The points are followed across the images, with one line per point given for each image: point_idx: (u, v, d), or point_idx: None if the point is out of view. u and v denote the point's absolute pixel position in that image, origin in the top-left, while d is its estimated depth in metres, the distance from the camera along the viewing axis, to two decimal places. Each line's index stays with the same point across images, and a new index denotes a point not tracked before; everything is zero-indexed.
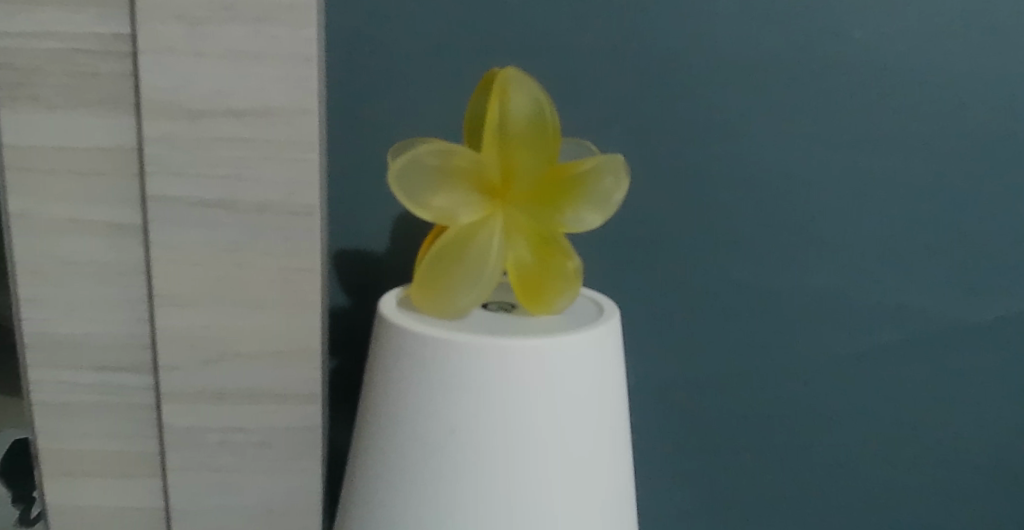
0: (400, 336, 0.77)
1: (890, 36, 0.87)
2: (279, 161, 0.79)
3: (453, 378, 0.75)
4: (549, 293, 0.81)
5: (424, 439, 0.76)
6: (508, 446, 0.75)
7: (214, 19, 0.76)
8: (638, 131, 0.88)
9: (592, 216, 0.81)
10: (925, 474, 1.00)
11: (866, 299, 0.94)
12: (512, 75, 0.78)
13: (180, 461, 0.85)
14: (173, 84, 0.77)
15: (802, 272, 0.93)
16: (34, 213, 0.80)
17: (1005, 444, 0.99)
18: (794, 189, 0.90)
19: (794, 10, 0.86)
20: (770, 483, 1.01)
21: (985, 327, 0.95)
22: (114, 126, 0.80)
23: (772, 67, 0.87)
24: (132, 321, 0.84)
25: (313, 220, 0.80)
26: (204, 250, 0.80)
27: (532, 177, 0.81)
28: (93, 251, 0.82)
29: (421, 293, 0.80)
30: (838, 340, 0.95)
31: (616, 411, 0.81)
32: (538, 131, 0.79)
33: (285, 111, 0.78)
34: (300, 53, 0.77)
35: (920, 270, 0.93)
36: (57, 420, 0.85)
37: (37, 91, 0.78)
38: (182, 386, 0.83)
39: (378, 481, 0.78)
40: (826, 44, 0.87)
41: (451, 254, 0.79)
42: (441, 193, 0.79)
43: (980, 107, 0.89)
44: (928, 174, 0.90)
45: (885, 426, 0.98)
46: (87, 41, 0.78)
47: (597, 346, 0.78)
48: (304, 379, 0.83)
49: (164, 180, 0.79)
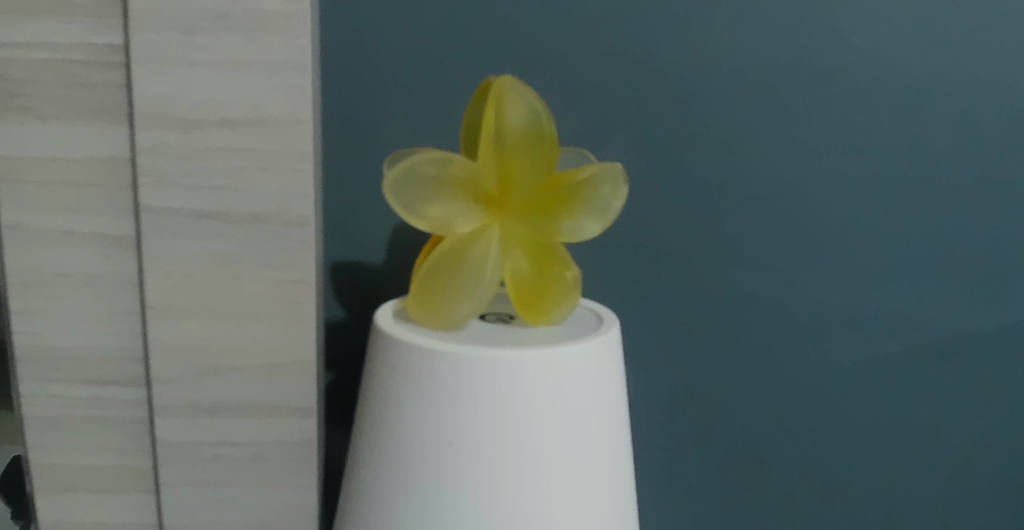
0: (396, 347, 0.76)
1: (875, 44, 0.92)
2: (273, 171, 0.79)
3: (450, 391, 0.74)
4: (548, 304, 0.79)
5: (422, 451, 0.75)
6: (508, 460, 0.74)
7: (208, 28, 0.75)
8: (635, 142, 0.94)
9: (592, 225, 0.79)
10: (911, 463, 1.04)
11: (854, 299, 0.99)
12: (509, 83, 0.76)
13: (173, 475, 0.85)
14: (165, 94, 0.77)
15: (806, 285, 0.98)
16: (32, 224, 0.80)
17: (988, 433, 1.04)
18: (785, 191, 0.95)
19: (784, 22, 0.91)
20: (764, 476, 1.05)
21: (967, 323, 1.00)
22: (108, 136, 0.79)
23: (764, 77, 0.93)
24: (126, 334, 0.84)
25: (308, 231, 0.80)
26: (199, 263, 0.80)
27: (530, 186, 0.79)
28: (88, 263, 0.82)
29: (418, 305, 0.78)
30: (828, 336, 1.00)
31: (618, 423, 0.80)
32: (534, 140, 0.78)
33: (279, 121, 0.78)
34: (295, 62, 0.76)
35: (906, 270, 0.98)
36: (51, 435, 0.86)
37: (31, 102, 0.78)
38: (176, 399, 0.83)
39: (376, 495, 0.77)
40: (816, 53, 0.92)
41: (448, 265, 0.78)
42: (438, 202, 0.77)
43: (961, 111, 0.94)
44: (912, 177, 0.96)
45: (873, 418, 1.03)
46: (80, 51, 0.77)
47: (598, 357, 0.77)
48: (300, 390, 0.84)
49: (158, 191, 0.79)
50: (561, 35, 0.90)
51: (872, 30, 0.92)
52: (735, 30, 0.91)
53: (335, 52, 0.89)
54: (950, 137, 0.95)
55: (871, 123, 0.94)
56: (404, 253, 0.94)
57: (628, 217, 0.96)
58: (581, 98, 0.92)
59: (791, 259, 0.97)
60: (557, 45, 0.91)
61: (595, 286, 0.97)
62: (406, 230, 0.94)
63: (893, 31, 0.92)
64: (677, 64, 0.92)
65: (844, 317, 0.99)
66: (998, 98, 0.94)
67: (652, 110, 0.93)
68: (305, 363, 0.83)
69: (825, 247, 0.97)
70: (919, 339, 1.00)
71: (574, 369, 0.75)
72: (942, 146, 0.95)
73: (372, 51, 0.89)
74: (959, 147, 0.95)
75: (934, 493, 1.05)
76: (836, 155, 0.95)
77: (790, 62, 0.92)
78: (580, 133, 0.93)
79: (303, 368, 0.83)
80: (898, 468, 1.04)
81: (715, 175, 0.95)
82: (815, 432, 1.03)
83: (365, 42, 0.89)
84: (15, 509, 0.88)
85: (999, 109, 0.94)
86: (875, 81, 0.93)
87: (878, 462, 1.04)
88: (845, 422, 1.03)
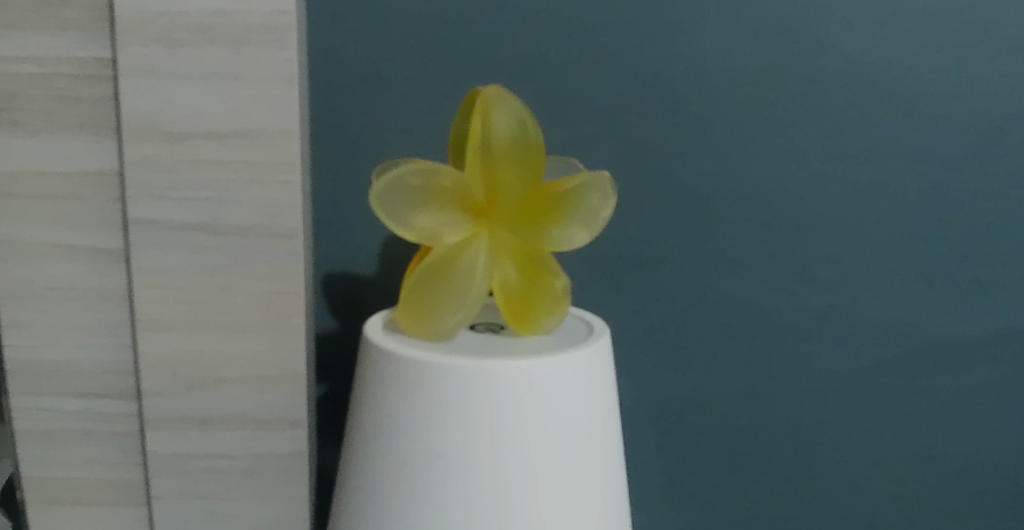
0: (385, 358, 0.76)
1: (865, 49, 0.92)
2: (261, 183, 0.79)
3: (439, 403, 0.73)
4: (537, 313, 0.79)
5: (411, 463, 0.75)
6: (497, 471, 0.74)
7: (193, 41, 0.75)
8: (625, 150, 0.93)
9: (580, 234, 0.79)
10: (906, 467, 1.04)
11: (846, 304, 0.98)
12: (495, 93, 0.76)
13: (163, 488, 0.85)
14: (153, 107, 0.77)
15: (798, 291, 0.98)
16: (21, 238, 0.80)
17: (981, 436, 1.03)
18: (776, 196, 0.95)
19: (773, 29, 0.91)
20: (758, 483, 1.04)
21: (960, 328, 1.00)
22: (96, 149, 0.79)
23: (752, 83, 0.92)
24: (116, 346, 0.84)
25: (296, 242, 0.80)
26: (188, 276, 0.80)
27: (518, 196, 0.79)
28: (77, 276, 0.82)
29: (407, 316, 0.78)
30: (821, 340, 0.99)
31: (609, 432, 0.80)
32: (521, 150, 0.78)
33: (266, 133, 0.78)
34: (281, 74, 0.76)
35: (898, 275, 0.98)
36: (42, 448, 0.86)
37: (17, 116, 0.78)
38: (166, 411, 0.83)
39: (366, 507, 0.77)
40: (805, 59, 0.92)
41: (437, 275, 0.77)
42: (425, 213, 0.77)
43: (951, 115, 0.94)
44: (902, 180, 0.95)
45: (868, 422, 1.02)
46: (68, 65, 0.77)
47: (588, 366, 0.77)
48: (289, 402, 0.84)
49: (147, 203, 0.79)
50: (548, 44, 0.90)
51: (861, 33, 0.92)
52: (724, 38, 0.91)
53: (323, 63, 0.89)
54: (941, 141, 0.94)
55: (861, 127, 0.94)
56: (394, 263, 0.94)
57: (618, 225, 0.95)
58: (571, 106, 0.92)
59: (783, 264, 0.97)
60: (544, 54, 0.91)
61: (586, 294, 0.97)
62: (396, 240, 0.94)
63: (881, 35, 0.92)
64: (665, 70, 0.92)
65: (837, 323, 0.99)
66: (989, 103, 0.94)
67: (641, 117, 0.93)
68: (294, 374, 0.83)
69: (817, 252, 0.97)
70: (913, 343, 1.00)
71: (564, 378, 0.75)
72: (934, 149, 0.95)
73: (359, 61, 0.89)
74: (950, 150, 0.95)
75: (930, 497, 1.05)
76: (827, 160, 0.94)
77: (780, 68, 0.92)
78: (569, 141, 0.93)
79: (293, 380, 0.83)
80: (892, 473, 1.04)
81: (706, 182, 0.95)
82: (810, 437, 1.02)
83: (353, 52, 0.89)
84: (14, 522, 0.88)
85: (990, 113, 0.94)
86: (866, 88, 0.93)
87: (873, 468, 1.03)
88: (839, 427, 1.02)
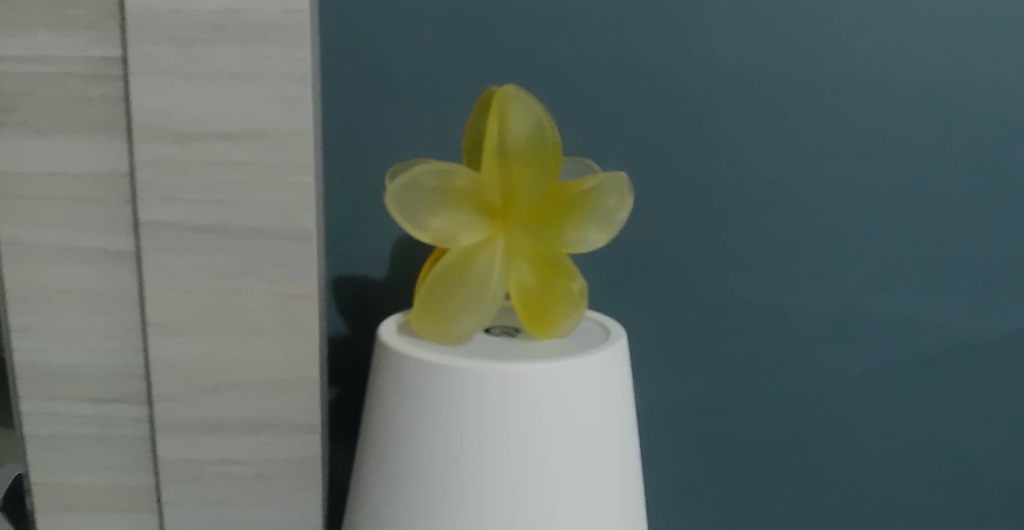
0: (400, 361, 0.75)
1: (880, 48, 0.91)
2: (273, 184, 0.78)
3: (455, 407, 0.72)
4: (554, 316, 0.78)
5: (426, 468, 0.74)
6: (514, 476, 0.72)
7: (205, 40, 0.74)
8: (638, 150, 0.92)
9: (597, 235, 0.78)
10: (921, 470, 1.02)
11: (862, 304, 0.97)
12: (512, 92, 0.75)
13: (174, 493, 0.84)
14: (164, 107, 0.75)
15: (813, 293, 0.97)
16: (29, 240, 0.79)
17: (998, 438, 1.01)
18: (790, 197, 0.94)
19: (788, 27, 0.90)
20: (771, 487, 1.03)
21: (976, 329, 0.98)
22: (106, 150, 0.78)
23: (767, 82, 0.91)
24: (126, 350, 0.83)
25: (310, 245, 0.79)
26: (199, 279, 0.79)
27: (534, 196, 0.78)
28: (86, 279, 0.81)
29: (422, 319, 0.77)
30: (836, 341, 0.98)
31: (626, 438, 0.78)
32: (538, 149, 0.77)
33: (279, 133, 0.77)
34: (294, 73, 0.75)
35: (914, 276, 0.97)
36: (51, 453, 0.85)
37: (24, 115, 0.77)
38: (177, 416, 0.82)
39: (380, 513, 0.76)
40: (820, 56, 0.91)
41: (453, 277, 0.76)
42: (441, 214, 0.76)
43: (968, 114, 0.93)
44: (918, 179, 0.94)
45: (883, 425, 1.01)
46: (78, 65, 0.76)
47: (605, 370, 0.76)
48: (302, 406, 0.83)
49: (157, 205, 0.77)
50: (562, 42, 0.89)
51: (877, 32, 0.91)
52: (738, 36, 0.90)
53: (335, 63, 0.88)
54: (957, 140, 0.93)
55: (877, 126, 0.93)
56: (406, 264, 0.93)
57: (632, 226, 0.94)
58: (584, 106, 0.91)
59: (797, 265, 0.96)
60: (557, 53, 0.90)
61: (599, 296, 0.96)
62: (408, 242, 0.93)
63: (898, 34, 0.91)
64: (680, 68, 0.91)
65: (851, 324, 0.98)
66: (1005, 101, 0.92)
67: (656, 116, 0.92)
68: (307, 378, 0.82)
69: (832, 253, 0.96)
70: (928, 345, 0.99)
71: (581, 382, 0.74)
72: (949, 149, 0.93)
73: (371, 61, 0.88)
74: (967, 150, 0.93)
75: (945, 500, 1.03)
76: (842, 159, 0.93)
77: (794, 67, 0.91)
78: (582, 141, 0.92)
79: (305, 384, 0.82)
80: (907, 476, 1.02)
81: (720, 181, 0.94)
82: (825, 440, 1.01)
83: (365, 51, 0.88)
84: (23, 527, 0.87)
85: (1008, 112, 0.93)
86: (882, 85, 0.92)
87: (888, 472, 1.02)
88: (854, 429, 1.01)
